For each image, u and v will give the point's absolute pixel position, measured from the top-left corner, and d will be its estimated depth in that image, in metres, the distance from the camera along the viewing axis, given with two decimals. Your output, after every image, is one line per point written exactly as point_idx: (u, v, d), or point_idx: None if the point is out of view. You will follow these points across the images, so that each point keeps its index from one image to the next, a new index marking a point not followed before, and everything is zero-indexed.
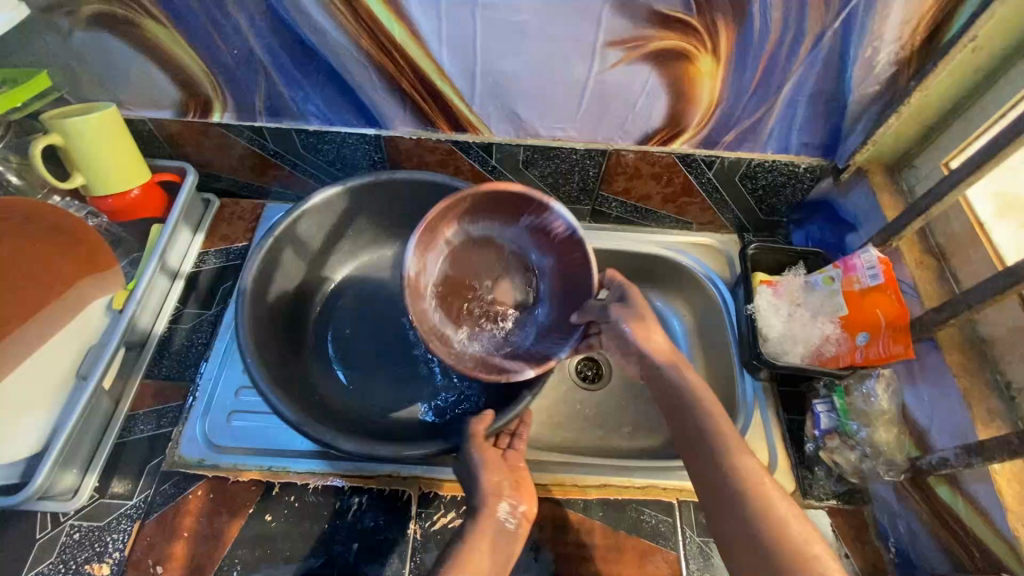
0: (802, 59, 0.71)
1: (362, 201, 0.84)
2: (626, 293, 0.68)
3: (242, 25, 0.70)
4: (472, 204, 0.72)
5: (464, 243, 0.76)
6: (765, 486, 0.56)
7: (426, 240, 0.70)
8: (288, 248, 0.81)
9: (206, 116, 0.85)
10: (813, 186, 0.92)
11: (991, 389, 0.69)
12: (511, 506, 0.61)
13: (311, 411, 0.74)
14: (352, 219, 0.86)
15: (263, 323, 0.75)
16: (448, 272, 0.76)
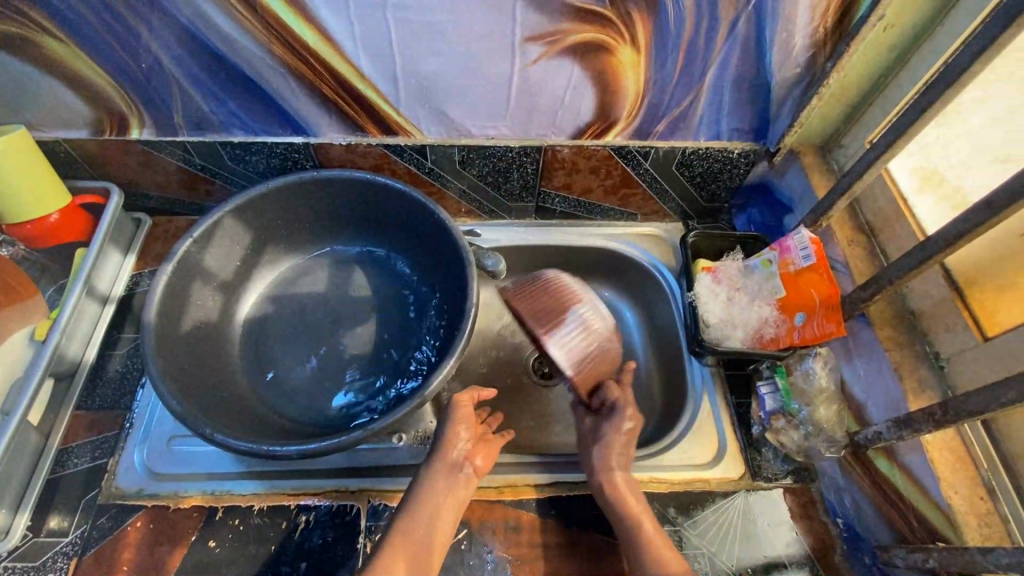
0: (720, 45, 0.71)
1: (280, 210, 0.83)
2: (607, 413, 0.73)
3: (145, 36, 0.68)
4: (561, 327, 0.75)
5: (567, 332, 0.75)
6: (637, 518, 0.68)
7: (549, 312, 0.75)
8: (205, 264, 0.79)
9: (124, 133, 0.82)
10: (749, 171, 0.93)
11: (923, 360, 0.70)
12: (466, 460, 0.70)
13: (225, 417, 0.72)
14: (272, 230, 0.85)
15: (173, 340, 0.74)
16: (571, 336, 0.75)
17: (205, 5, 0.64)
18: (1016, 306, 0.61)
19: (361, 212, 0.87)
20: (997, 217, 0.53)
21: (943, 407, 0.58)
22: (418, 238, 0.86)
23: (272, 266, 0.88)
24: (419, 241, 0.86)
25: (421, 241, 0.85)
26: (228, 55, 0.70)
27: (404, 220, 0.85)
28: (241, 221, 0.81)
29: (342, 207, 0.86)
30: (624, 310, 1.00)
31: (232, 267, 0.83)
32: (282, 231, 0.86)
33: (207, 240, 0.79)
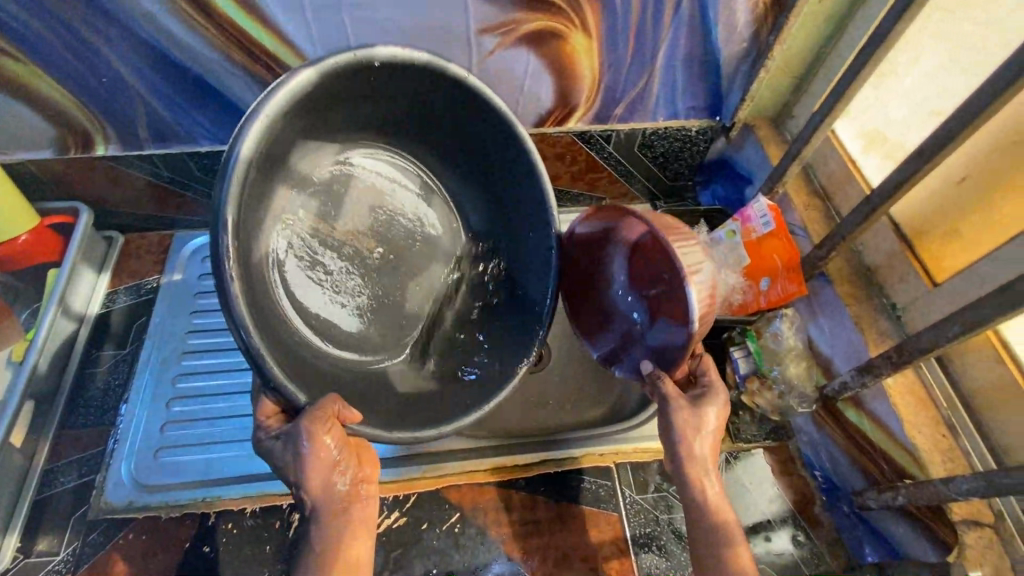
0: (667, 25, 0.74)
1: (425, 95, 0.66)
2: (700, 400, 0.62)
3: (104, 51, 0.68)
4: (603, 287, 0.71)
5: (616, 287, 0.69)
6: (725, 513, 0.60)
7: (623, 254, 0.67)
8: (289, 139, 0.61)
9: (89, 150, 0.82)
10: (708, 148, 0.96)
11: (880, 311, 0.73)
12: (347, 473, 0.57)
13: (269, 331, 0.58)
14: (377, 112, 0.68)
15: (252, 186, 0.57)
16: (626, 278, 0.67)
17: (161, 16, 0.65)
18: (958, 251, 0.65)
19: (441, 128, 0.71)
20: (929, 165, 0.56)
21: (899, 350, 0.61)
22: (490, 180, 0.75)
23: (337, 159, 0.70)
24: (496, 182, 0.74)
25: (491, 190, 0.75)
26: (189, 64, 0.71)
27: (484, 154, 0.72)
28: (348, 95, 0.63)
29: (430, 111, 0.69)
30: None
31: (297, 153, 0.65)
32: (390, 112, 0.69)
33: (309, 108, 0.60)
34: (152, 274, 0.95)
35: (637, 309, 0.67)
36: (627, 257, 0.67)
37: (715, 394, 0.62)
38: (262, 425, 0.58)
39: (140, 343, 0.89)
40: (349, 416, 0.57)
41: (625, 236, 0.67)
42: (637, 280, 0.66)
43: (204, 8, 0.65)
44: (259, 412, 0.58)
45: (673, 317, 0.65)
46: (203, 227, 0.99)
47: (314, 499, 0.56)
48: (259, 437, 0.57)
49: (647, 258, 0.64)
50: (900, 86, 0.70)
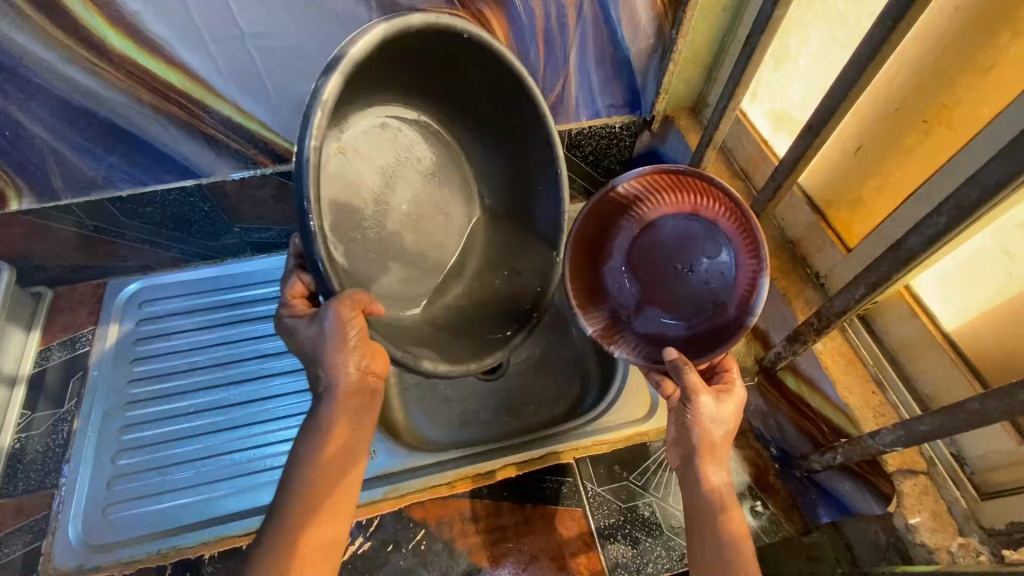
0: (573, 28, 0.77)
1: (473, 72, 0.65)
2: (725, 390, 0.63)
3: (5, 104, 0.67)
4: (593, 270, 0.72)
5: (615, 270, 0.72)
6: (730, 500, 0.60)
7: (643, 239, 0.70)
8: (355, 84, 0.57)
9: (2, 207, 0.79)
10: (634, 142, 1.00)
11: (805, 281, 0.76)
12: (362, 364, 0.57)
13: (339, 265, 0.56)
14: (438, 77, 0.65)
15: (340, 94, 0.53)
16: (634, 262, 0.71)
17: (60, 64, 0.64)
18: (864, 216, 0.68)
19: (472, 97, 0.69)
20: (820, 139, 0.59)
21: (818, 316, 0.64)
22: (517, 176, 0.75)
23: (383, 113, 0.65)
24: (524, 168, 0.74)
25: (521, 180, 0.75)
26: (96, 109, 0.70)
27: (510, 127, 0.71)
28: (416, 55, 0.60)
29: (466, 81, 0.66)
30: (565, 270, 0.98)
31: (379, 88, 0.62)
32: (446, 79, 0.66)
33: (392, 50, 0.57)
34: (87, 326, 0.92)
35: (629, 290, 0.71)
36: (643, 241, 0.71)
37: (736, 390, 0.63)
38: (285, 302, 0.60)
39: (79, 400, 0.85)
40: (375, 309, 0.56)
41: (646, 217, 0.70)
42: (635, 266, 0.71)
43: (104, 52, 0.64)
44: (287, 292, 0.60)
45: (665, 306, 0.69)
46: (137, 272, 0.96)
47: (330, 377, 0.57)
48: (284, 313, 0.60)
49: (686, 232, 0.69)
50: (795, 67, 0.74)
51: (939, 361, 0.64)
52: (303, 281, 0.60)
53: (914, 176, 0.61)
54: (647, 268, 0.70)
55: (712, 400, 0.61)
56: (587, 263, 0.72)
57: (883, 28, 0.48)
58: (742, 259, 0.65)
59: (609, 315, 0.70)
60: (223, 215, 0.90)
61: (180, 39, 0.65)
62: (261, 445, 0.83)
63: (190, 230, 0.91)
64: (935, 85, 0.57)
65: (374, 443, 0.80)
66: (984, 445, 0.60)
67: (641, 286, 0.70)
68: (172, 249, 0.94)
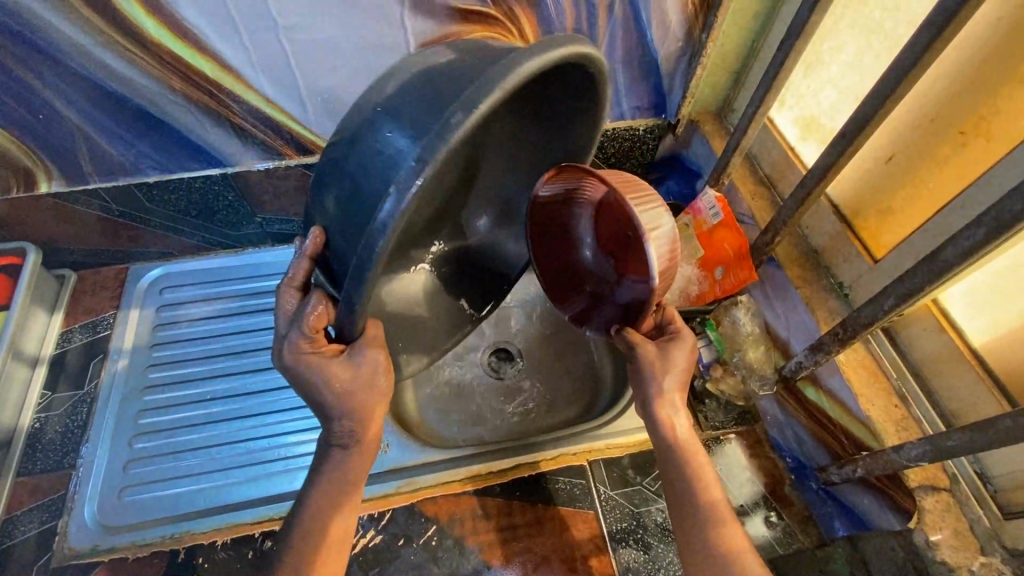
0: (603, 29, 0.77)
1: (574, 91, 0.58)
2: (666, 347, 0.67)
3: (40, 87, 0.68)
4: (574, 251, 0.73)
5: (592, 245, 0.71)
6: None
7: (594, 217, 0.68)
8: (438, 78, 0.48)
9: (32, 188, 0.80)
10: (657, 145, 0.99)
11: (828, 290, 0.75)
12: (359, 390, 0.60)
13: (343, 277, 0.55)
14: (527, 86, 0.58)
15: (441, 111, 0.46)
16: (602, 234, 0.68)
17: (96, 49, 0.65)
18: (893, 226, 0.68)
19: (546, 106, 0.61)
20: (853, 146, 0.58)
21: (843, 325, 0.63)
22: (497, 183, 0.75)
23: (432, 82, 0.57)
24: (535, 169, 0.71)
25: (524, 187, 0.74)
26: (130, 95, 0.71)
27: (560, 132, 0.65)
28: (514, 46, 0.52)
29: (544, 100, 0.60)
30: None
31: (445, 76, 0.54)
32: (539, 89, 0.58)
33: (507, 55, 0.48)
34: (109, 310, 0.93)
35: (609, 264, 0.70)
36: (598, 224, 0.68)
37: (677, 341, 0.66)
38: (302, 336, 0.55)
39: (98, 382, 0.86)
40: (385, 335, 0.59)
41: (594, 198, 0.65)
42: (605, 240, 0.69)
43: (140, 38, 0.65)
44: (305, 325, 0.55)
45: (633, 277, 0.65)
46: (158, 258, 0.97)
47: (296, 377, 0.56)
48: (303, 346, 0.55)
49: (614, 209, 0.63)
50: (827, 73, 0.73)
51: (965, 376, 0.63)
52: (325, 310, 0.55)
53: (948, 186, 0.60)
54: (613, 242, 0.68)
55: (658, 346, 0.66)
56: (564, 252, 0.73)
57: (926, 34, 0.47)
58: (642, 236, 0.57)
59: (594, 295, 0.73)
60: (245, 204, 0.91)
61: (214, 29, 0.66)
62: (274, 434, 0.84)
63: (213, 219, 0.92)
64: (976, 94, 0.55)
65: (387, 437, 0.81)
66: (1012, 463, 0.59)
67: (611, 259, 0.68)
68: (193, 237, 0.95)
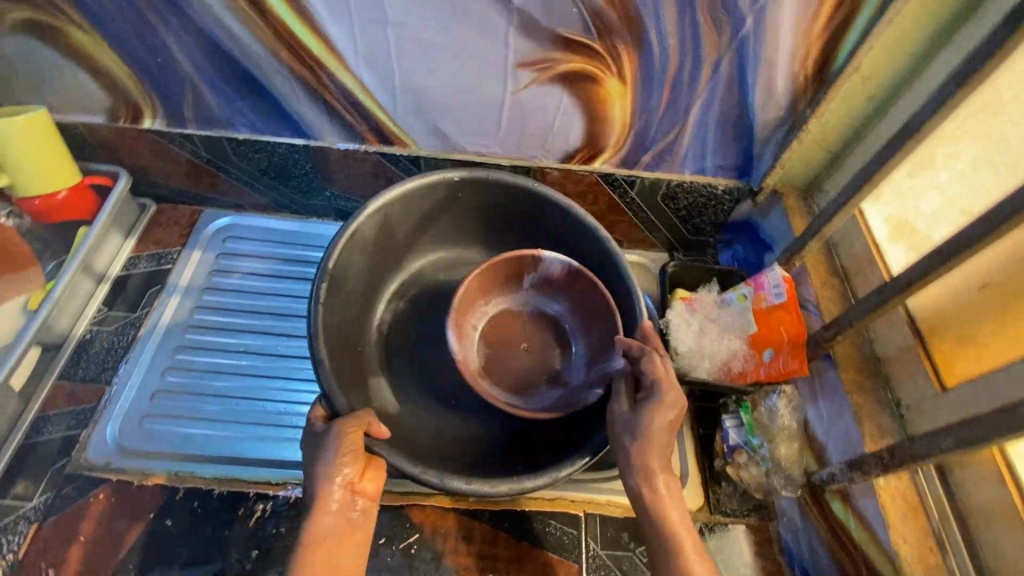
0: (705, 84, 0.75)
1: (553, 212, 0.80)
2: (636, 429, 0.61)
3: (163, 34, 0.72)
4: (512, 330, 0.80)
5: (517, 334, 0.79)
6: None
7: (494, 341, 0.79)
8: (388, 212, 0.77)
9: (137, 121, 0.86)
10: (734, 208, 0.95)
11: (883, 406, 0.70)
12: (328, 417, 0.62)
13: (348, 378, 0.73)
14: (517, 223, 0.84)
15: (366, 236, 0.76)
16: (514, 340, 0.79)
17: (220, 10, 0.69)
18: (971, 357, 0.62)
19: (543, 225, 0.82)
20: (945, 264, 0.54)
21: (891, 451, 0.58)
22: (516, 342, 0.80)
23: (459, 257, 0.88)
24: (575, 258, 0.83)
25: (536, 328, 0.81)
26: (240, 58, 0.75)
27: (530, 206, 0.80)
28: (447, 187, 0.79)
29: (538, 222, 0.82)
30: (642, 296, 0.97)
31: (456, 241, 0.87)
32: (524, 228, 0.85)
33: (458, 235, 0.87)
34: (175, 245, 0.98)
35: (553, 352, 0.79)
36: (506, 323, 0.80)
37: (623, 402, 0.64)
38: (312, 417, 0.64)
39: (150, 310, 0.92)
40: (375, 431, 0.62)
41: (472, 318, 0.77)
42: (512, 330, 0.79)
43: (260, 8, 0.68)
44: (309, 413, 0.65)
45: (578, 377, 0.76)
46: (230, 208, 1.02)
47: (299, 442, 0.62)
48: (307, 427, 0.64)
49: (507, 333, 0.79)
50: (934, 178, 0.68)
51: (1016, 541, 0.56)
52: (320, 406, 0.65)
53: None
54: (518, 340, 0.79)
55: (629, 405, 0.63)
56: (510, 328, 0.80)
57: None
58: (573, 324, 0.79)
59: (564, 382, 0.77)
60: (319, 178, 0.94)
61: (330, 13, 0.68)
62: (291, 401, 0.85)
63: (287, 184, 0.96)
64: None
65: None
66: None
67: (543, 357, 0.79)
68: (265, 196, 0.99)
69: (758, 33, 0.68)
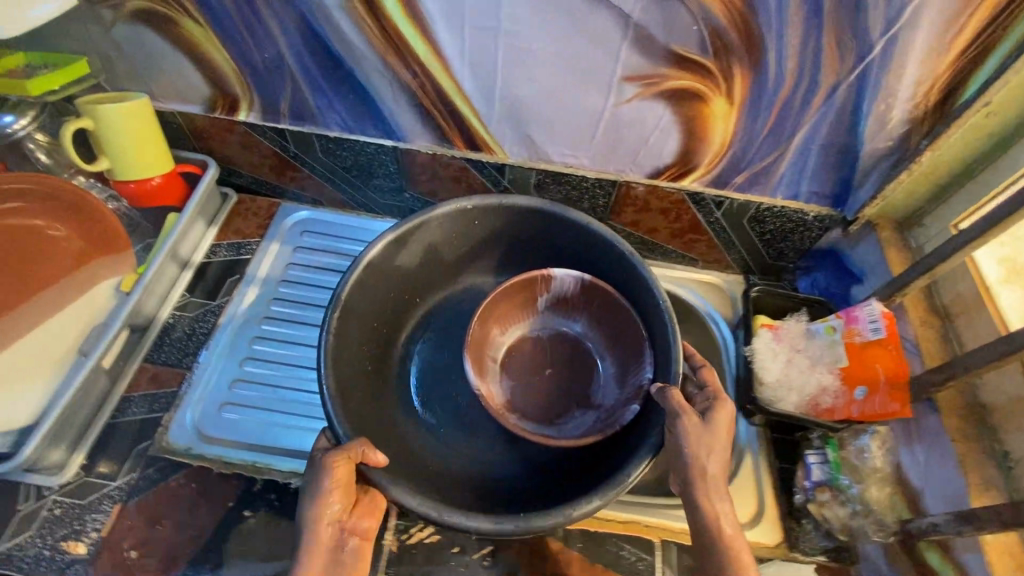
0: (816, 108, 0.72)
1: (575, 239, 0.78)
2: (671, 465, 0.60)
3: (273, 30, 0.73)
4: (528, 360, 0.80)
5: (535, 366, 0.79)
6: None
7: (520, 372, 0.79)
8: (411, 243, 0.77)
9: (233, 113, 0.87)
10: (821, 235, 0.92)
11: (990, 457, 0.67)
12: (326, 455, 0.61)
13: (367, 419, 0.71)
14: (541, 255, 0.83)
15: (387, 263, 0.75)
16: (536, 370, 0.79)
17: (335, 9, 0.69)
18: None
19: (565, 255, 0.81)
20: None
21: (1013, 509, 0.55)
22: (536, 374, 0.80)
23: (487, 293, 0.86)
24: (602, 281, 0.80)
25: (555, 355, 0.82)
26: (346, 57, 0.75)
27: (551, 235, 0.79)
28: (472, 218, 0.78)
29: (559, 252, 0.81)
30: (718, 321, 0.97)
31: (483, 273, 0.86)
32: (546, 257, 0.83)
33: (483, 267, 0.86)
34: (254, 236, 1.00)
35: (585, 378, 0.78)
36: (523, 352, 0.80)
37: (692, 416, 0.61)
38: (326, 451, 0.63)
39: (229, 298, 0.93)
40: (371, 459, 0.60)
41: (491, 348, 0.78)
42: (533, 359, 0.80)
43: (376, 9, 0.68)
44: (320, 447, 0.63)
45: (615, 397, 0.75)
46: (308, 203, 1.03)
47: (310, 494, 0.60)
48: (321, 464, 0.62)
49: (527, 361, 0.80)
50: None
51: None
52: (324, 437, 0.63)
53: None
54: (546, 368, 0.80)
55: (697, 420, 0.61)
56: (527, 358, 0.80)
57: None
58: (597, 345, 0.79)
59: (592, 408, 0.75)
60: (402, 178, 0.94)
61: (444, 18, 0.68)
62: None
63: (369, 183, 0.96)
64: None
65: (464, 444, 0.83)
66: None
67: (575, 384, 0.78)
68: (345, 193, 1.00)
69: (884, 61, 0.66)
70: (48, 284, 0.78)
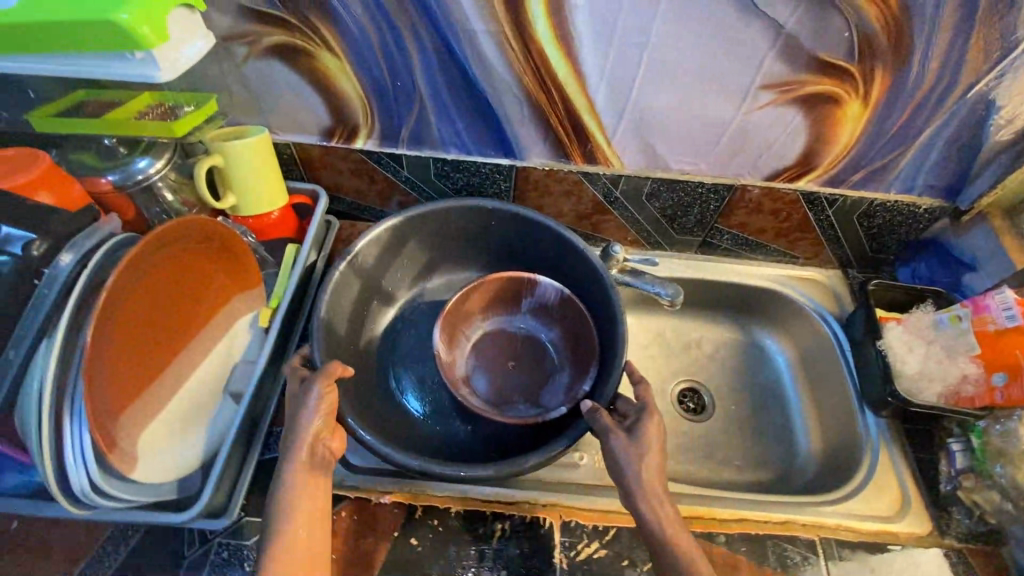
0: (949, 105, 0.74)
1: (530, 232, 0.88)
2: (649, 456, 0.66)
3: (411, 57, 0.73)
4: (518, 355, 0.89)
5: (510, 358, 0.89)
6: None
7: (484, 358, 0.88)
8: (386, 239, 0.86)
9: (350, 141, 0.87)
10: (927, 227, 0.94)
11: None
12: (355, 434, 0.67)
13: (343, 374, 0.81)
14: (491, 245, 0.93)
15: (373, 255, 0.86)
16: (507, 363, 0.89)
17: (481, 34, 0.70)
18: None
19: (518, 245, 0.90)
20: None
21: None
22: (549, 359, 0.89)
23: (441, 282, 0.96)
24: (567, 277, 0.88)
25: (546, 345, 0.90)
26: (481, 80, 0.76)
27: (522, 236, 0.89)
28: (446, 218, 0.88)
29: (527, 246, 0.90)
30: (828, 320, 0.98)
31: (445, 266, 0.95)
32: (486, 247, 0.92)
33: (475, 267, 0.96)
34: None
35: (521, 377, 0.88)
36: (478, 343, 0.90)
37: (619, 433, 0.68)
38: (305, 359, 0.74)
39: None
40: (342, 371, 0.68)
41: (466, 327, 0.88)
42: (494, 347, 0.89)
43: (523, 30, 0.69)
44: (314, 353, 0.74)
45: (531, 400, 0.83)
46: None
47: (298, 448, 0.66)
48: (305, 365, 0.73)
49: (496, 351, 0.89)
50: None
51: None
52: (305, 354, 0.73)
53: None
54: (509, 360, 0.89)
55: (624, 436, 0.68)
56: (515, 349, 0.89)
57: None
58: (563, 354, 0.87)
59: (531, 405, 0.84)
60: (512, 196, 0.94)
61: (592, 37, 0.69)
62: None
63: None
64: None
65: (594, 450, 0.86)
66: None
67: (503, 379, 0.87)
68: None
69: None
70: (203, 320, 0.76)
